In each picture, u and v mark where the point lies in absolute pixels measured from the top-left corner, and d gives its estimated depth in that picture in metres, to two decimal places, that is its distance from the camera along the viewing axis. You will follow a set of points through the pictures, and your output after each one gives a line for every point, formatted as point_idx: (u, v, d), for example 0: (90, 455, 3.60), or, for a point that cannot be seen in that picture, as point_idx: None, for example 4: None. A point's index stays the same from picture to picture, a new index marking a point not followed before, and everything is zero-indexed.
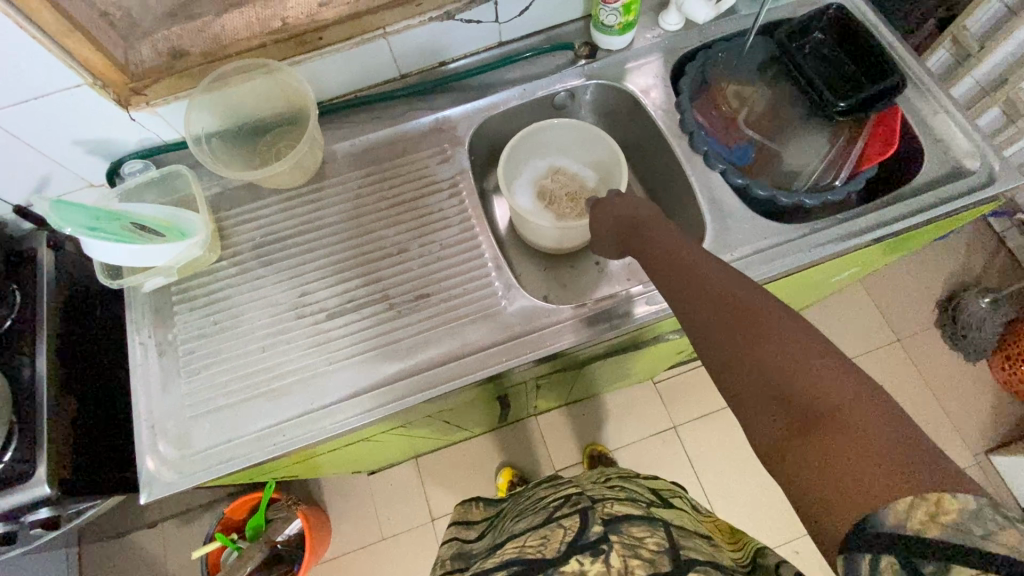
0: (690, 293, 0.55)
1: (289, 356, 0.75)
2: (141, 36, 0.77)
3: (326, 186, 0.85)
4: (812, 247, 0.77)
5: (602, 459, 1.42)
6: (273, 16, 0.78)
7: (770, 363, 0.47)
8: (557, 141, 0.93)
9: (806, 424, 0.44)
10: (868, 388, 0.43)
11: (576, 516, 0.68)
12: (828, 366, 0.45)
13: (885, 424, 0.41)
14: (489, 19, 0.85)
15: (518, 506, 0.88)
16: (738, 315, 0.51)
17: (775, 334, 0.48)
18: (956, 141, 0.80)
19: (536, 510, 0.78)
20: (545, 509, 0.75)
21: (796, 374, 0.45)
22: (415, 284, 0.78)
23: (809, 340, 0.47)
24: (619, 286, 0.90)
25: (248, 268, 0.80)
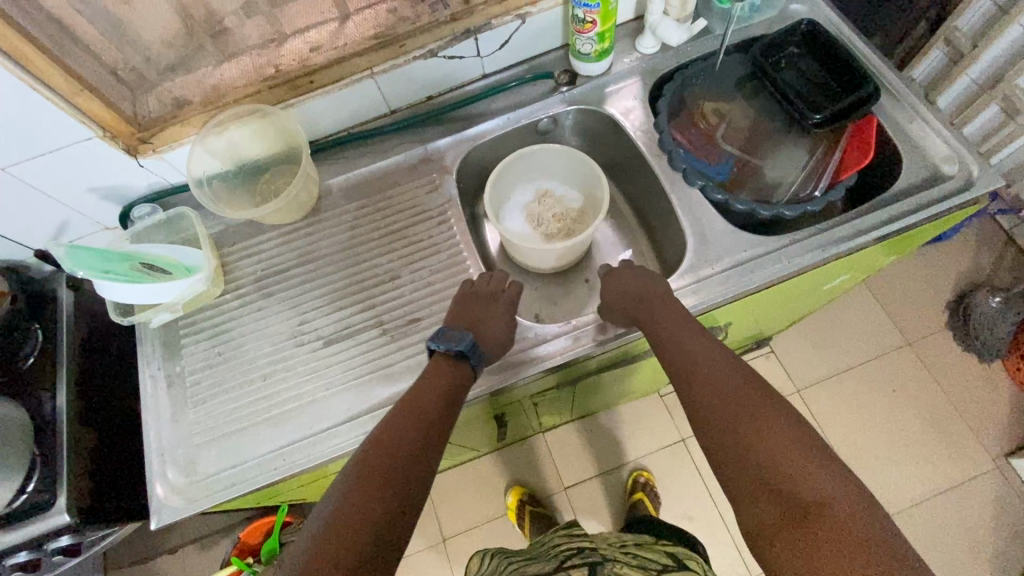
0: (703, 385, 0.66)
1: (288, 383, 0.78)
2: (148, 90, 0.83)
3: (321, 219, 0.89)
4: (791, 258, 0.78)
5: (645, 486, 1.40)
6: (268, 64, 0.84)
7: (766, 454, 0.59)
8: (542, 166, 0.96)
9: (797, 520, 0.54)
10: (853, 493, 0.54)
11: (585, 569, 0.76)
12: (817, 464, 0.57)
13: (865, 527, 0.52)
14: (471, 53, 0.90)
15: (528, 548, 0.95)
16: (743, 409, 0.63)
17: (780, 437, 0.59)
18: (934, 147, 0.81)
19: (547, 554, 0.85)
20: (554, 557, 0.83)
21: (785, 469, 0.57)
22: (406, 309, 0.81)
23: (805, 445, 0.58)
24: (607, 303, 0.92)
25: (249, 300, 0.84)
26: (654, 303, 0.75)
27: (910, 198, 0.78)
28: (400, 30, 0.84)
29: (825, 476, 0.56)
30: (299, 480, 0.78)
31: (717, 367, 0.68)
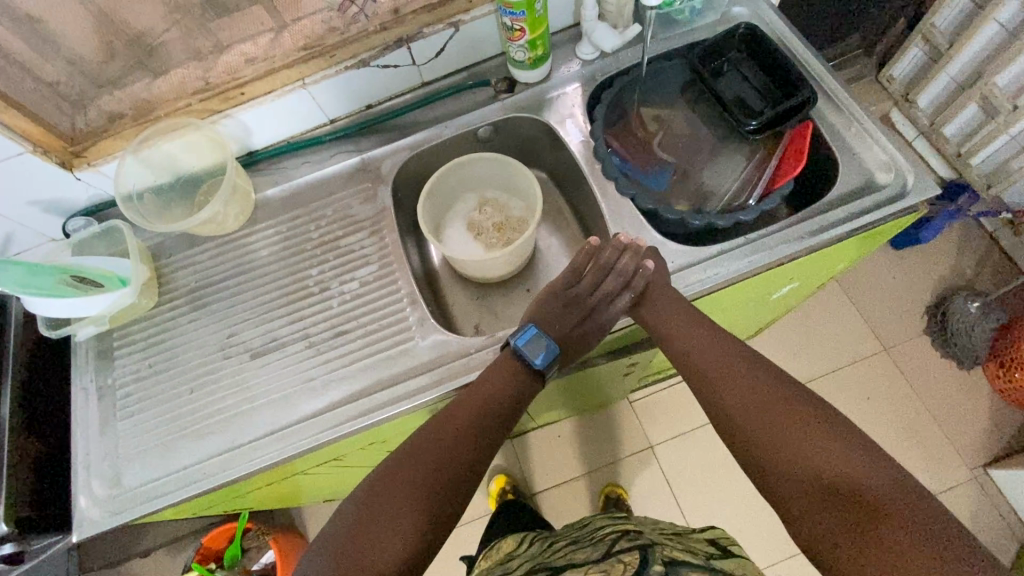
0: (740, 389, 0.68)
1: (214, 396, 0.78)
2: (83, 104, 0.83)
3: (257, 230, 0.89)
4: (721, 266, 0.76)
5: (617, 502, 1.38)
6: (199, 75, 0.83)
7: (812, 455, 0.60)
8: (483, 174, 0.95)
9: (858, 516, 0.55)
10: (901, 485, 0.56)
11: (636, 553, 0.67)
12: (864, 460, 0.58)
13: (923, 515, 0.54)
14: (406, 62, 0.89)
15: (568, 536, 0.87)
16: (788, 420, 0.64)
17: (826, 435, 0.61)
18: (873, 152, 0.78)
19: (594, 540, 0.79)
20: (606, 544, 0.76)
21: (835, 466, 0.59)
22: (334, 322, 0.80)
23: (850, 441, 0.60)
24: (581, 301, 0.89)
25: (182, 312, 0.84)
26: (678, 305, 0.75)
27: (843, 206, 0.75)
28: (331, 40, 0.84)
29: (871, 476, 0.57)
30: (224, 493, 0.78)
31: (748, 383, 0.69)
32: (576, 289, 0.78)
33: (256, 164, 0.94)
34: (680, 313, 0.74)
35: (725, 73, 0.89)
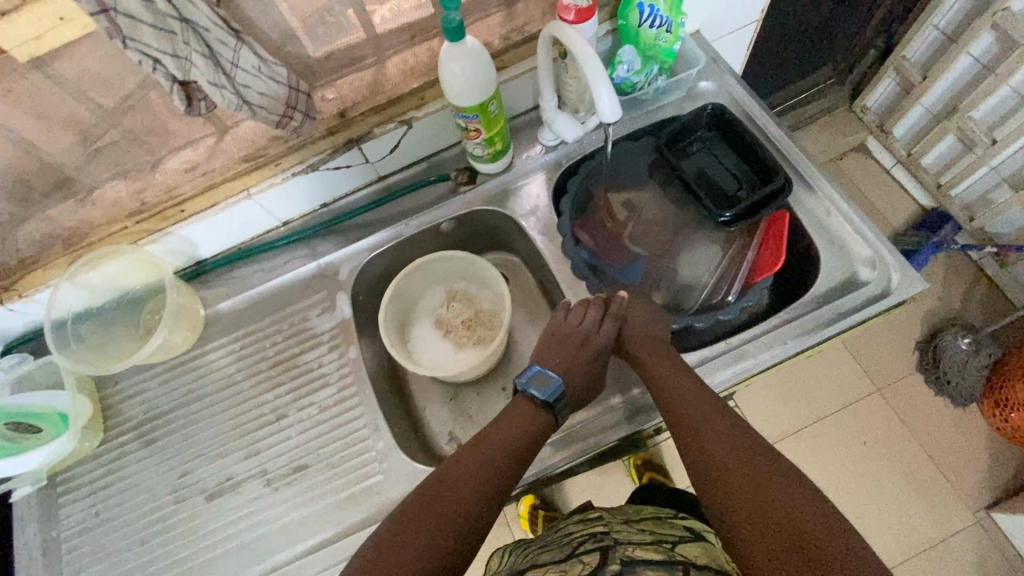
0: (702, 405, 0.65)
1: (167, 547, 0.72)
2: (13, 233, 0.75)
3: (209, 350, 0.84)
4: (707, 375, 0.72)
5: None
6: (133, 195, 0.77)
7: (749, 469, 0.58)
8: (449, 270, 0.90)
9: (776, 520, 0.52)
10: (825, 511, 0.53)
11: (598, 554, 0.67)
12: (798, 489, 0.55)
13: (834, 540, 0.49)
14: (358, 161, 0.84)
15: (533, 543, 0.80)
16: (732, 442, 0.61)
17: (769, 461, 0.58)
18: (855, 243, 0.75)
19: (561, 543, 0.74)
20: (570, 543, 0.73)
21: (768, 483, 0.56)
22: (294, 456, 0.75)
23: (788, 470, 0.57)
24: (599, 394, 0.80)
25: (131, 449, 0.79)
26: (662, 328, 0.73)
27: (825, 305, 0.72)
28: (275, 148, 0.78)
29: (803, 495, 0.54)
30: None
31: (701, 405, 0.65)
32: (566, 323, 0.75)
33: (205, 274, 0.87)
34: (650, 341, 0.72)
35: (693, 153, 0.85)
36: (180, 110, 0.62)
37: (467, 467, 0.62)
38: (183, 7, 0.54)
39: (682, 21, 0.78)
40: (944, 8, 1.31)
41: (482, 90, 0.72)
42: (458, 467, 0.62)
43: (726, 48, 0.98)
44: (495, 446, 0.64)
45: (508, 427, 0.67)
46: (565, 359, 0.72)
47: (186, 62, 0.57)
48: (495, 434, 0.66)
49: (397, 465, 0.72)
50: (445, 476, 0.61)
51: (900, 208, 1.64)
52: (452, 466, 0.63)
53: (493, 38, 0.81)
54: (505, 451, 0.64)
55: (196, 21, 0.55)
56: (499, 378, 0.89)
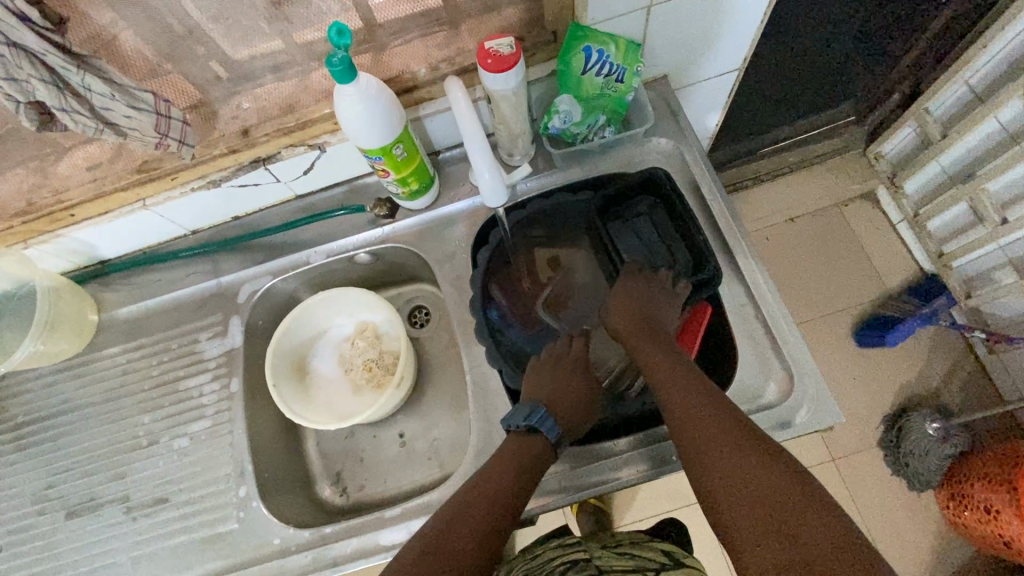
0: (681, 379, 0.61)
1: (20, 559, 0.72)
2: None
3: (98, 357, 0.81)
4: (607, 471, 0.68)
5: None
6: (20, 193, 0.73)
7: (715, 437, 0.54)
8: (359, 304, 0.85)
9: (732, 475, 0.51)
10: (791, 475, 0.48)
11: None
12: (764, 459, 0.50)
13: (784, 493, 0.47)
14: (268, 181, 0.78)
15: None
16: (707, 412, 0.57)
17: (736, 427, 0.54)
18: (777, 354, 0.69)
19: (542, 572, 0.64)
20: (551, 574, 0.63)
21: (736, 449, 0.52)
22: (158, 486, 0.73)
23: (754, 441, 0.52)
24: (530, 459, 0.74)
25: (3, 451, 0.77)
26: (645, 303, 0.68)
27: None
28: (170, 162, 0.72)
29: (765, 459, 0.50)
30: None
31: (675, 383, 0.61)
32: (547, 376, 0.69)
33: (104, 276, 0.84)
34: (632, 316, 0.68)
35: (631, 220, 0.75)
36: (32, 129, 0.57)
37: (465, 519, 0.56)
38: (9, 31, 0.48)
39: (637, 71, 0.71)
40: (976, 64, 1.15)
41: (386, 133, 0.64)
42: (456, 517, 0.56)
43: (685, 98, 0.89)
44: (490, 491, 0.58)
45: (502, 465, 0.60)
46: (555, 395, 0.67)
47: (24, 84, 0.52)
48: (488, 479, 0.59)
49: (253, 516, 0.70)
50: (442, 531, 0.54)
51: (898, 268, 1.52)
52: (449, 518, 0.56)
53: (420, 66, 0.73)
54: (500, 495, 0.58)
55: (27, 44, 0.50)
56: (396, 424, 0.84)
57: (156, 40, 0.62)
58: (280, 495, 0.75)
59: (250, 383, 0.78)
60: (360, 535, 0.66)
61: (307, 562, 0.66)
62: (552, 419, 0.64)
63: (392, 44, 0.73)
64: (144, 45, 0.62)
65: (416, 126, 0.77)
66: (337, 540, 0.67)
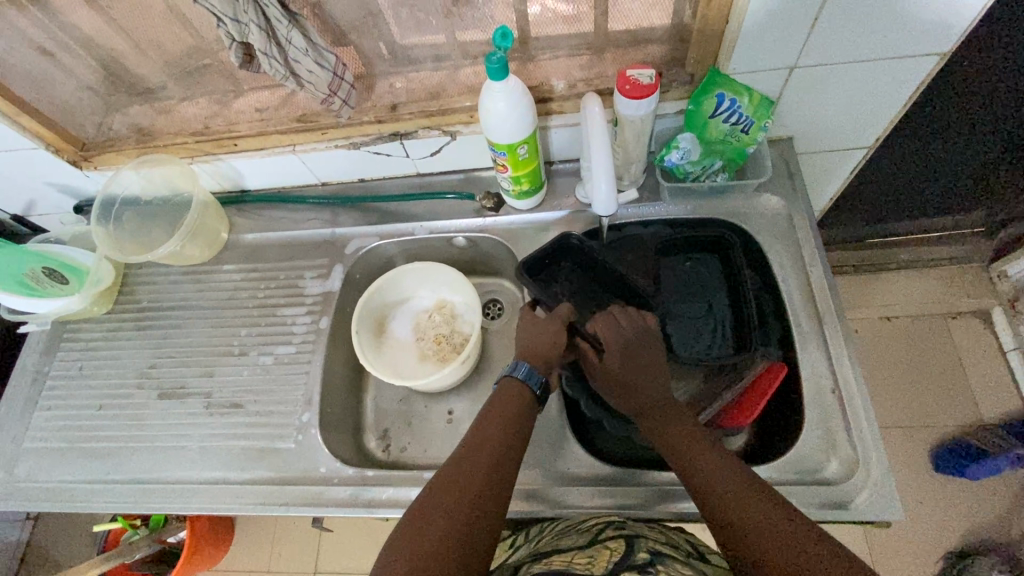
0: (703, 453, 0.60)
1: (113, 420, 0.83)
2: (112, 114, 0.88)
3: (218, 270, 0.92)
4: (636, 499, 0.66)
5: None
6: (203, 118, 0.86)
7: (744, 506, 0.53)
8: (444, 283, 0.92)
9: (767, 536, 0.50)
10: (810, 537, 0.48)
11: (624, 543, 0.56)
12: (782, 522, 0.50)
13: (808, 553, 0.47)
14: (398, 153, 0.87)
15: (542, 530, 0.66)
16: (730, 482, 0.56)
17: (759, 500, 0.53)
18: (847, 434, 0.66)
19: (577, 529, 0.61)
20: (588, 530, 0.60)
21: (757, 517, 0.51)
22: (236, 392, 0.81)
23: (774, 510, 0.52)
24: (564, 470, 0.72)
25: (125, 327, 0.89)
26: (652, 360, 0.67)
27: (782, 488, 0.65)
28: (325, 119, 0.82)
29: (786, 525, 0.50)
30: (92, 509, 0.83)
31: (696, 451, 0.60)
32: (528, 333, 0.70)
33: (240, 203, 0.96)
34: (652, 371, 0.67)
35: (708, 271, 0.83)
36: (235, 65, 0.67)
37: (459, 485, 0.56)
38: None
39: (765, 125, 0.72)
40: None
41: (516, 132, 0.70)
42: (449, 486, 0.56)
43: (804, 166, 0.89)
44: (483, 452, 0.60)
45: (494, 430, 0.62)
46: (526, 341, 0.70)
47: (244, 28, 0.61)
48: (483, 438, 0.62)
49: (310, 441, 0.76)
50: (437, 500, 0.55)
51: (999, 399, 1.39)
52: (443, 485, 0.56)
53: (560, 81, 0.79)
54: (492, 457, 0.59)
55: None
56: (448, 401, 0.88)
57: (349, 15, 0.72)
58: (334, 432, 0.81)
59: (335, 325, 0.86)
60: (397, 486, 0.70)
61: (345, 497, 0.71)
62: (531, 367, 0.68)
63: (540, 57, 0.80)
64: (339, 16, 0.73)
65: (542, 135, 0.83)
66: (377, 484, 0.71)
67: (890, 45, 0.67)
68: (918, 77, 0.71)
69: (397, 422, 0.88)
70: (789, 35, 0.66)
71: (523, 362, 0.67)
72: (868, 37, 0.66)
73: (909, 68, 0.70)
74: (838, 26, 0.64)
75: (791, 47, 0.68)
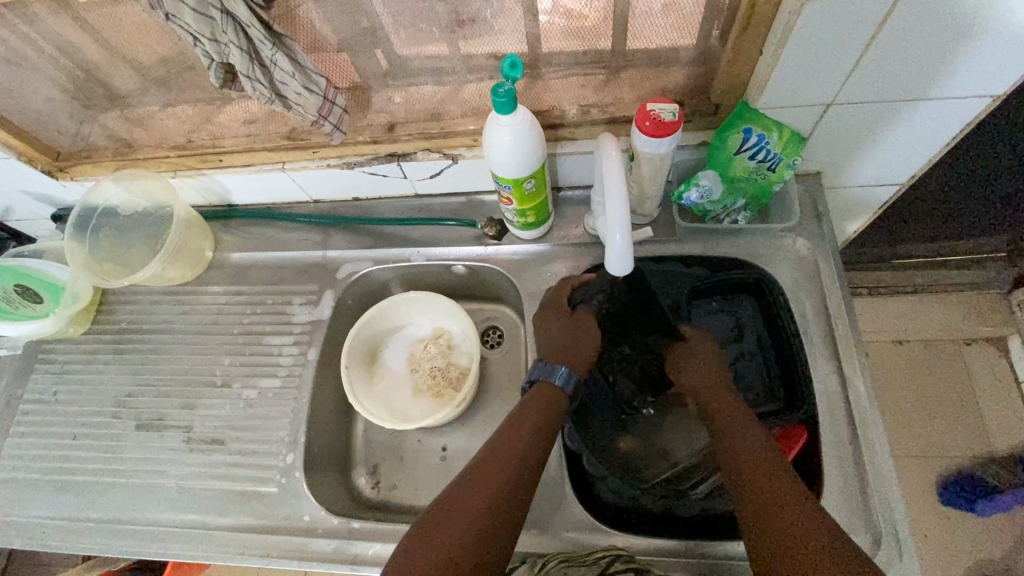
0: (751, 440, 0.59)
1: (88, 451, 0.78)
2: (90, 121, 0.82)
3: (202, 292, 0.87)
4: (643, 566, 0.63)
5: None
6: (187, 131, 0.80)
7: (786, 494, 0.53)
8: (440, 311, 0.87)
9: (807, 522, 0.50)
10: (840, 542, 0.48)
11: None
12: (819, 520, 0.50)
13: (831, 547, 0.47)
14: (395, 174, 0.81)
15: (545, 558, 0.63)
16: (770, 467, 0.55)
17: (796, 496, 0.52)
18: (865, 507, 0.63)
19: (583, 561, 0.60)
20: (596, 564, 0.59)
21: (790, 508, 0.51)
22: (219, 426, 0.77)
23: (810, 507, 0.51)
24: (567, 532, 0.66)
25: (103, 350, 0.85)
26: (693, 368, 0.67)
27: None
28: (318, 138, 0.77)
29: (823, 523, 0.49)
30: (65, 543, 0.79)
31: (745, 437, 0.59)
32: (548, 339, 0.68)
33: (227, 219, 0.90)
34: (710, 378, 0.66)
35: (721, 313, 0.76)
36: (215, 84, 0.61)
37: (455, 517, 0.52)
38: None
39: (793, 164, 0.67)
40: None
41: (525, 168, 0.64)
42: (474, 478, 0.56)
43: (830, 200, 0.83)
44: (492, 480, 0.55)
45: (523, 427, 0.60)
46: (560, 345, 0.67)
47: (224, 48, 0.55)
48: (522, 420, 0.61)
49: (293, 487, 0.72)
50: (467, 488, 0.55)
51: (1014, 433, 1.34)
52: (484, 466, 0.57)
53: (571, 106, 0.73)
54: (498, 489, 0.55)
55: (236, 15, 0.53)
56: (440, 439, 0.82)
57: (344, 30, 0.66)
58: (322, 472, 0.77)
59: (324, 357, 0.81)
60: (384, 543, 0.66)
61: (329, 551, 0.67)
62: (568, 372, 0.64)
63: (551, 79, 0.73)
64: (332, 31, 0.67)
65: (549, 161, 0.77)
66: (363, 538, 0.67)
67: (943, 81, 0.60)
68: (967, 119, 0.65)
69: (388, 459, 0.82)
70: (829, 70, 0.60)
71: (562, 368, 0.64)
72: (921, 74, 0.59)
73: (958, 109, 0.64)
74: (888, 62, 0.58)
75: (831, 82, 0.61)
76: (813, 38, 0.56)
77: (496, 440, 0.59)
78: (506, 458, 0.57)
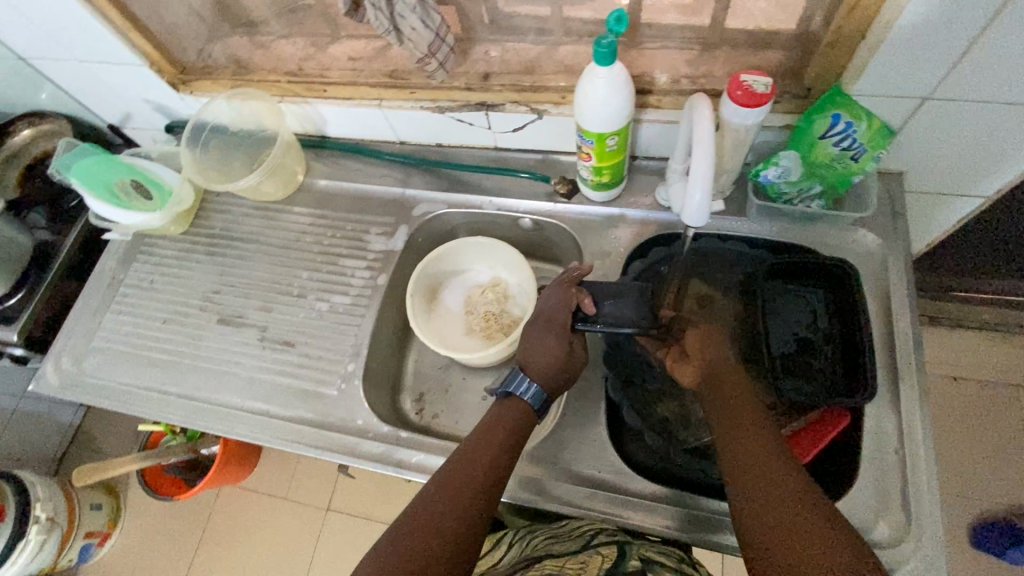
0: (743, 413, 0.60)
1: (173, 335, 0.87)
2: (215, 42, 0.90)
3: (290, 210, 0.94)
4: (660, 514, 0.66)
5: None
6: (299, 60, 0.87)
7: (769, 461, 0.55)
8: (503, 262, 0.91)
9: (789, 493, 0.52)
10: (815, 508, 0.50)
11: (615, 550, 0.62)
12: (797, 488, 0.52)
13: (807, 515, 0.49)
14: (481, 124, 0.85)
15: (533, 537, 0.71)
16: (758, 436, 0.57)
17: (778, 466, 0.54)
18: (899, 499, 0.64)
19: (568, 535, 0.68)
20: (579, 537, 0.66)
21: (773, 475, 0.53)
22: (290, 331, 0.84)
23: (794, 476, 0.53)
24: (595, 472, 0.70)
25: (197, 249, 0.93)
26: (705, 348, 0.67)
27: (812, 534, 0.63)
28: (418, 79, 0.82)
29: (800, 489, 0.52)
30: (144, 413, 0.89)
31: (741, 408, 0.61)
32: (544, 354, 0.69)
33: (319, 148, 0.97)
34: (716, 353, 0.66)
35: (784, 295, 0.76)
36: (342, 12, 0.66)
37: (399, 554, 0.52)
38: None
39: (878, 157, 0.67)
40: None
41: (611, 124, 0.67)
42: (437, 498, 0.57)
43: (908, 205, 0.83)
44: (449, 501, 0.56)
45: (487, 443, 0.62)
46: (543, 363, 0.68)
47: None
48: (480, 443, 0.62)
49: (351, 393, 0.78)
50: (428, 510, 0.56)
51: None
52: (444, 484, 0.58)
53: (663, 73, 0.74)
54: (459, 513, 0.56)
55: None
56: (487, 377, 0.86)
57: None
58: (376, 386, 0.83)
59: (392, 284, 0.87)
60: (428, 454, 0.72)
61: (377, 452, 0.74)
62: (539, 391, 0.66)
63: (647, 46, 0.76)
64: None
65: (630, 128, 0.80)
66: (409, 447, 0.73)
67: None
68: None
69: (435, 388, 0.88)
70: (934, 61, 0.60)
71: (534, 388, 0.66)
72: None
73: None
74: (996, 59, 0.57)
75: (929, 76, 0.61)
76: (923, 24, 0.56)
77: (427, 490, 0.58)
78: (440, 509, 0.56)
